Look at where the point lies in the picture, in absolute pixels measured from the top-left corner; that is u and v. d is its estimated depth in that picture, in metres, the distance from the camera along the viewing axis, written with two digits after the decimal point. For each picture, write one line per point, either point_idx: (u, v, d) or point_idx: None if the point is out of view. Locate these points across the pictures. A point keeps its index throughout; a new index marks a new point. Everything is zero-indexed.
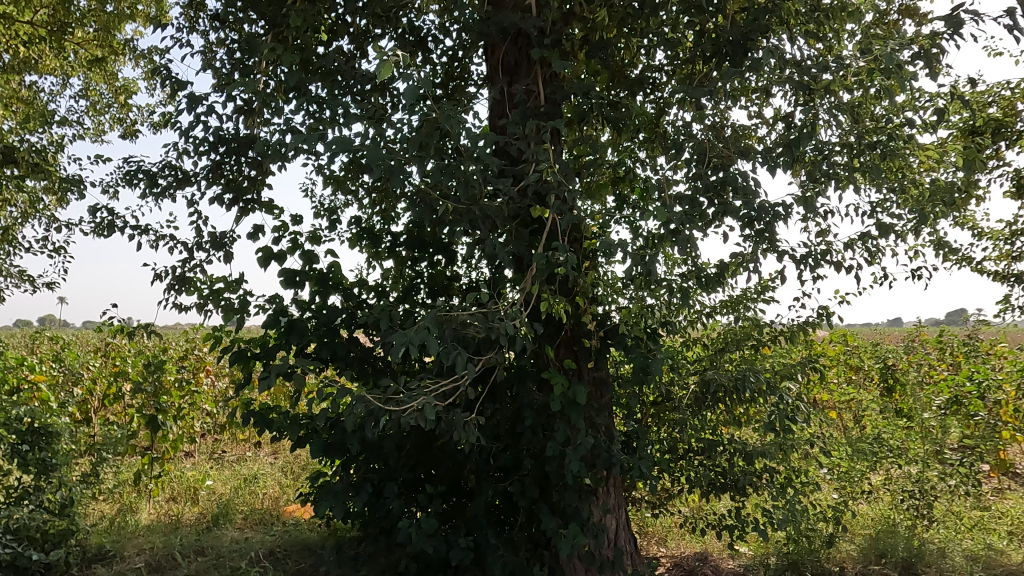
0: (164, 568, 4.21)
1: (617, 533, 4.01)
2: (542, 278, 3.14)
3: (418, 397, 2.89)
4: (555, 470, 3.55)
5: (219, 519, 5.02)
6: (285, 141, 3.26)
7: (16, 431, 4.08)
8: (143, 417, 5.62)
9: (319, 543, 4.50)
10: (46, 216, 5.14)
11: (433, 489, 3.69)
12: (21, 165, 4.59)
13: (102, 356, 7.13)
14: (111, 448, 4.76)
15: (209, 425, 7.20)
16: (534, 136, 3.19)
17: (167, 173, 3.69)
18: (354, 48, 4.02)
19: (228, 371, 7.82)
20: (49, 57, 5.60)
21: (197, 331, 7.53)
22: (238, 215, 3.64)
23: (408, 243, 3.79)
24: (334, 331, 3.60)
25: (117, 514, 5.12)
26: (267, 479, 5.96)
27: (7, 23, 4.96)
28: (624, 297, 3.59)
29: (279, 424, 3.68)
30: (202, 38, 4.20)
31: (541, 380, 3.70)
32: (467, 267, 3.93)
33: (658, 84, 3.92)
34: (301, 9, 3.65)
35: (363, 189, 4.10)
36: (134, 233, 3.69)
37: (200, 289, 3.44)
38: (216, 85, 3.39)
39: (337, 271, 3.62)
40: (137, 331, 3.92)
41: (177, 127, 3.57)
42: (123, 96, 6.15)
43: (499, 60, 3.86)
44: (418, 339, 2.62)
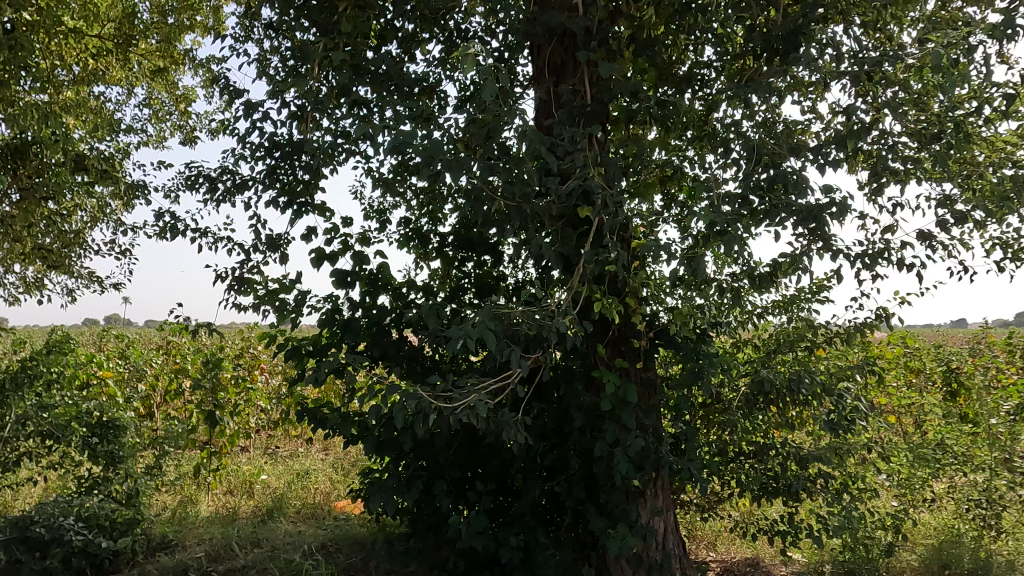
0: (222, 557, 4.34)
1: (666, 536, 3.94)
2: (589, 278, 3.15)
3: (470, 393, 2.93)
4: (602, 470, 3.55)
5: (273, 512, 5.18)
6: (336, 145, 3.37)
7: (86, 424, 4.51)
8: (202, 412, 5.89)
9: (370, 537, 4.58)
10: (113, 220, 5.38)
11: (481, 487, 3.74)
12: (90, 172, 4.84)
13: (164, 355, 7.44)
14: (172, 442, 5.00)
15: (263, 421, 7.44)
16: (580, 136, 3.20)
17: (225, 177, 3.83)
18: (402, 52, 4.10)
19: (282, 369, 8.07)
20: (116, 69, 5.80)
21: (252, 330, 7.81)
22: (292, 218, 3.73)
23: (455, 243, 3.85)
24: (385, 329, 3.66)
25: (178, 505, 5.36)
26: (319, 474, 6.13)
27: (78, 37, 5.25)
28: (672, 297, 3.56)
29: (332, 422, 3.74)
30: (255, 46, 4.32)
31: (588, 380, 3.70)
32: (513, 267, 3.97)
33: (706, 81, 3.85)
34: (352, 15, 3.74)
35: (411, 191, 4.18)
36: (195, 235, 3.84)
37: (257, 289, 3.56)
38: (270, 92, 3.53)
39: (386, 272, 3.69)
40: (196, 329, 4.05)
41: (235, 133, 3.71)
42: (183, 104, 6.40)
43: (546, 59, 3.88)
44: (475, 334, 2.64)
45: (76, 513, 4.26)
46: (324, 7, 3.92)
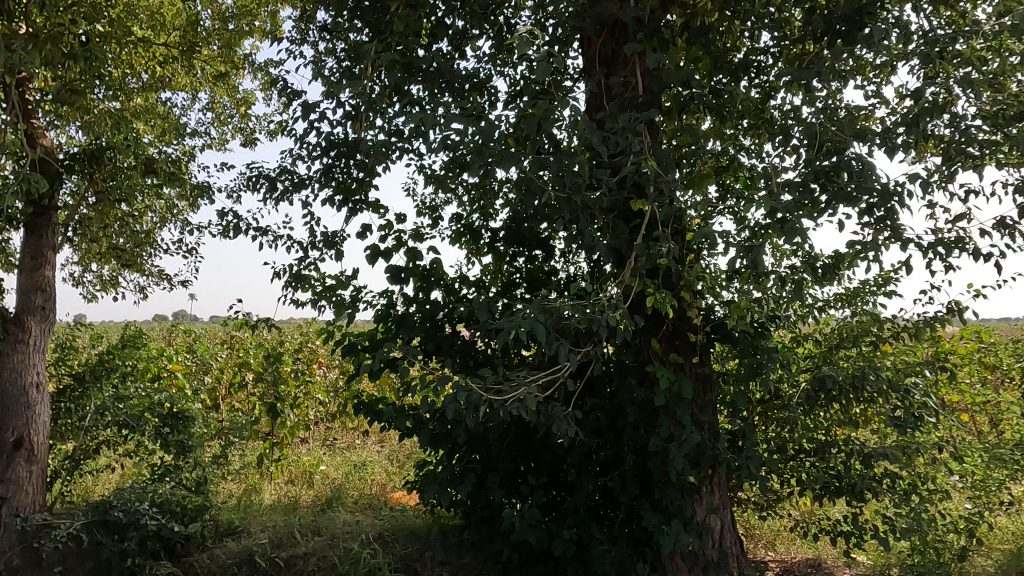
0: (285, 544, 4.49)
1: (723, 534, 3.87)
2: (641, 272, 3.11)
3: (521, 386, 2.93)
4: (657, 466, 3.51)
5: (332, 502, 5.33)
6: (389, 143, 3.44)
7: (158, 415, 4.93)
8: (265, 404, 6.13)
9: (425, 529, 4.66)
10: (180, 220, 5.63)
11: (534, 481, 3.75)
12: (159, 174, 5.07)
13: (228, 349, 7.74)
14: (237, 433, 5.35)
15: (322, 414, 7.67)
16: (633, 128, 3.16)
17: (284, 177, 3.95)
18: (453, 50, 4.14)
19: (339, 363, 8.29)
20: (182, 76, 6.03)
21: (310, 325, 8.05)
22: (348, 215, 3.82)
23: (507, 238, 3.86)
24: (438, 324, 3.72)
25: (243, 493, 5.58)
26: (375, 466, 6.27)
27: (147, 45, 5.50)
28: (729, 290, 3.48)
29: (388, 415, 3.81)
30: (311, 48, 4.43)
31: (641, 375, 3.66)
32: (564, 261, 3.96)
33: (763, 68, 3.74)
34: (404, 14, 3.80)
35: (463, 187, 4.21)
36: (256, 233, 3.98)
37: (315, 286, 3.66)
38: (327, 93, 3.63)
39: (439, 267, 3.74)
40: (258, 324, 4.19)
41: (293, 134, 3.82)
42: (244, 107, 6.62)
43: (596, 51, 3.84)
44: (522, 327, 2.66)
45: (150, 499, 4.49)
46: (377, 8, 4.00)
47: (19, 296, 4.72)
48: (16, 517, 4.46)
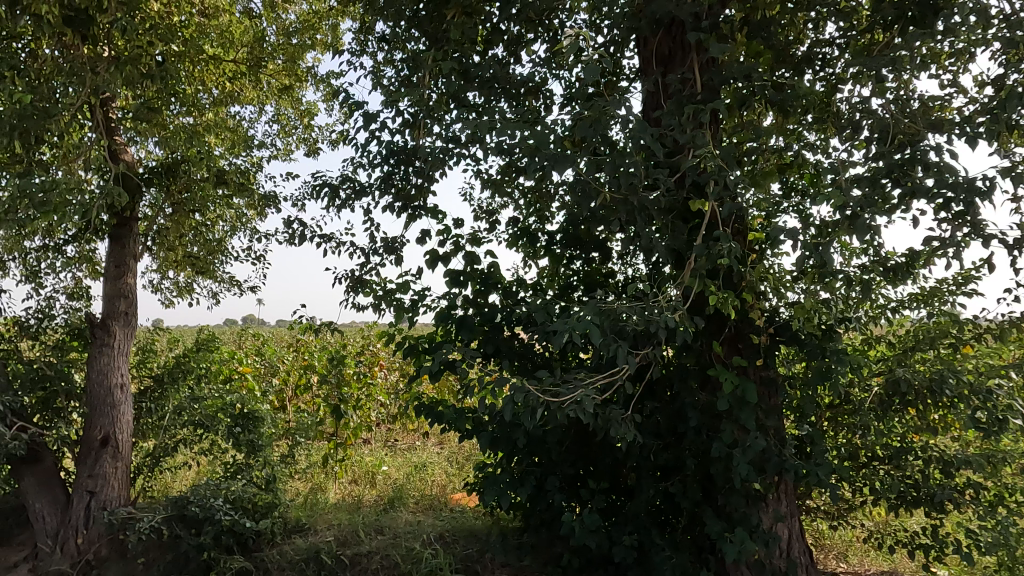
0: (350, 542, 4.61)
1: (791, 543, 3.74)
2: (702, 273, 3.05)
3: (578, 389, 2.92)
4: (720, 472, 3.44)
5: (394, 502, 5.44)
6: (447, 150, 3.50)
7: (230, 415, 5.24)
8: (329, 406, 6.33)
9: (485, 530, 4.69)
10: (249, 229, 5.86)
11: (594, 485, 3.73)
12: (229, 185, 5.31)
13: (294, 352, 8.01)
14: (303, 433, 5.56)
15: (383, 415, 7.84)
16: (691, 127, 3.11)
17: (346, 185, 4.06)
18: (508, 55, 4.17)
19: (399, 366, 8.45)
20: (249, 90, 6.27)
21: (371, 328, 8.25)
22: (407, 221, 3.89)
23: (564, 241, 3.85)
24: (497, 327, 3.74)
25: (310, 492, 5.77)
26: (436, 467, 6.37)
27: (217, 62, 5.76)
28: (794, 291, 3.37)
29: (448, 417, 3.86)
30: (370, 59, 4.55)
31: (703, 378, 3.58)
32: (622, 264, 3.93)
33: (828, 60, 3.61)
34: (460, 22, 3.85)
35: (519, 191, 4.24)
36: (320, 240, 4.10)
37: (376, 290, 3.75)
38: (386, 102, 3.72)
39: (497, 271, 3.77)
40: (322, 328, 4.31)
41: (354, 143, 3.92)
42: (307, 118, 6.84)
43: (652, 51, 3.80)
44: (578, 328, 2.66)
45: (223, 495, 4.69)
46: (433, 16, 4.07)
47: (105, 303, 5.04)
48: (103, 510, 4.75)
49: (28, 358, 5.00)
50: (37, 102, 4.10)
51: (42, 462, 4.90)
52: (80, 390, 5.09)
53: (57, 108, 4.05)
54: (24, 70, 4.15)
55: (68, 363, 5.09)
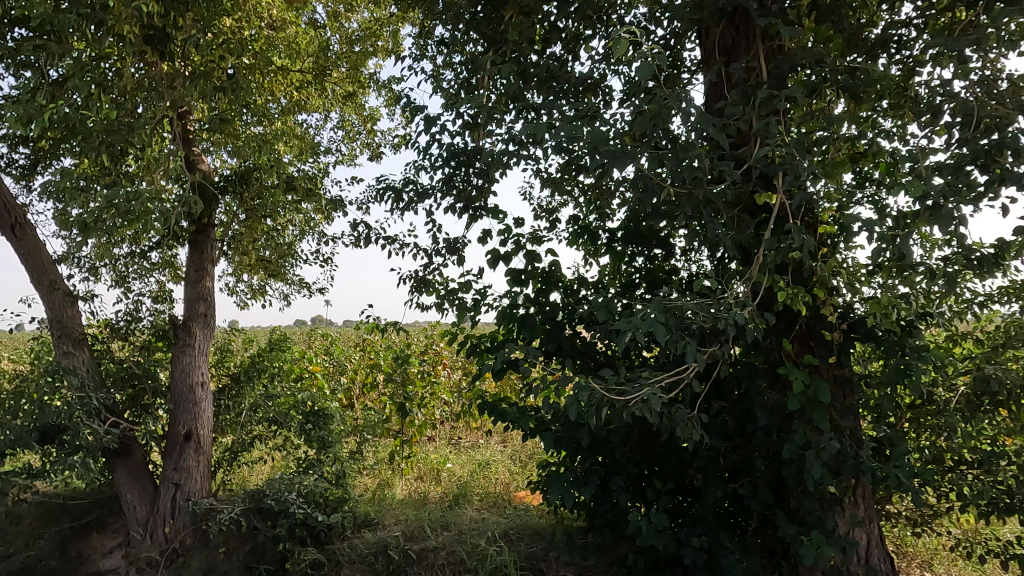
0: (417, 537, 4.71)
1: (870, 550, 3.57)
2: (770, 269, 2.95)
3: (644, 388, 2.88)
4: (792, 474, 3.32)
5: (459, 499, 5.53)
6: (506, 150, 3.52)
7: (302, 412, 5.47)
8: (395, 404, 6.49)
9: (550, 528, 4.70)
10: (317, 232, 6.07)
11: (660, 486, 3.68)
12: (298, 191, 5.52)
13: (361, 351, 8.25)
14: (371, 430, 5.72)
15: (447, 413, 7.97)
16: (757, 119, 3.02)
17: (408, 188, 4.14)
18: (566, 52, 4.16)
19: (461, 365, 8.57)
20: (315, 98, 6.48)
21: (434, 328, 8.40)
22: (469, 221, 3.93)
23: (626, 237, 3.81)
24: (559, 326, 3.74)
25: (378, 487, 5.93)
26: (499, 465, 6.42)
27: (285, 73, 5.98)
28: (870, 286, 3.22)
29: (511, 415, 3.88)
30: (430, 63, 4.63)
31: (773, 377, 3.47)
32: (685, 260, 3.85)
33: (904, 42, 3.43)
34: (518, 22, 3.87)
35: (579, 189, 4.22)
36: (384, 242, 4.20)
37: (439, 290, 3.81)
38: (447, 105, 3.78)
39: (558, 269, 3.77)
40: (387, 327, 4.41)
41: (416, 147, 4.00)
42: (370, 123, 7.01)
43: (715, 41, 3.71)
44: (644, 326, 2.63)
45: (297, 489, 4.88)
46: (492, 18, 4.10)
47: (186, 305, 5.33)
48: (188, 501, 5.02)
49: (119, 357, 5.35)
50: (122, 117, 4.37)
51: (133, 455, 5.22)
52: (165, 387, 5.40)
53: (140, 123, 4.31)
54: (110, 87, 4.42)
55: (154, 362, 5.41)
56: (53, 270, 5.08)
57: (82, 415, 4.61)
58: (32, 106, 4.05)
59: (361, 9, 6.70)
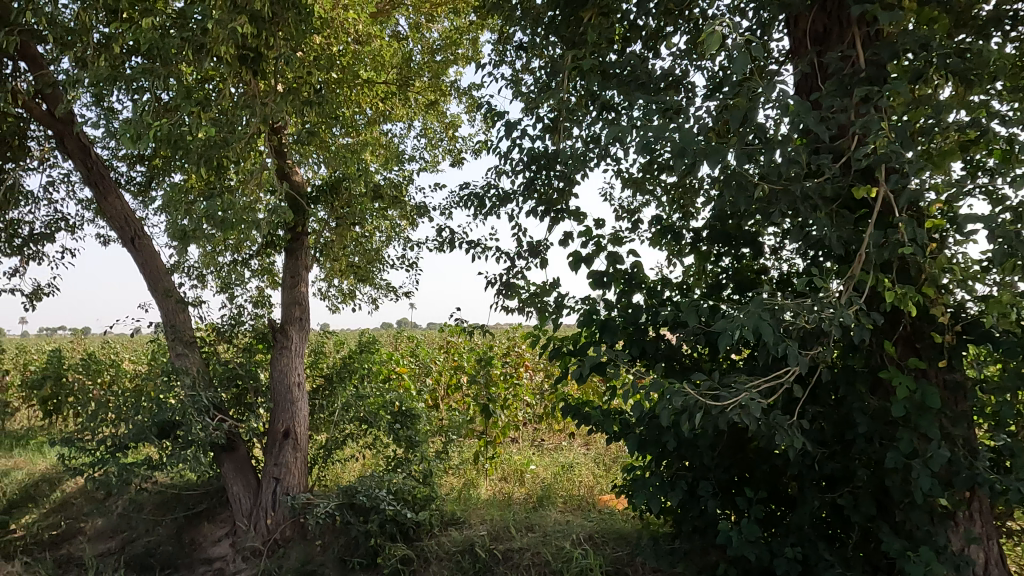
0: (502, 537, 4.76)
1: (987, 569, 3.30)
2: (871, 267, 2.80)
3: (740, 392, 2.79)
4: (897, 484, 3.13)
5: (543, 500, 5.56)
6: (586, 152, 3.52)
7: (391, 412, 5.67)
8: (479, 405, 6.62)
9: (636, 533, 4.64)
10: (403, 238, 6.27)
11: (751, 493, 3.55)
12: (384, 199, 5.74)
13: (445, 353, 8.46)
14: (456, 430, 5.85)
15: (530, 415, 8.03)
16: (853, 109, 2.87)
17: (491, 193, 4.21)
18: (647, 50, 4.10)
19: (544, 367, 8.60)
20: (399, 107, 6.68)
21: (516, 330, 8.49)
22: (550, 224, 3.94)
23: (712, 237, 3.71)
24: (642, 329, 3.67)
25: (463, 487, 6.05)
26: (583, 468, 6.40)
27: (371, 85, 6.22)
28: (985, 284, 2.98)
29: (595, 418, 3.85)
30: (509, 68, 4.68)
31: (874, 381, 3.28)
32: (776, 259, 3.71)
33: (1022, 18, 3.15)
34: (597, 23, 3.86)
35: (661, 188, 4.15)
36: (468, 247, 4.29)
37: (522, 293, 3.85)
38: (527, 110, 3.82)
39: (640, 271, 3.71)
40: (471, 330, 4.50)
41: (498, 152, 4.07)
42: (451, 130, 7.16)
43: (805, 30, 3.55)
44: (749, 322, 2.60)
45: (387, 487, 5.06)
46: (570, 21, 4.11)
47: (283, 310, 5.64)
48: (287, 495, 5.30)
49: (225, 358, 5.73)
50: (222, 133, 4.67)
51: (238, 451, 5.58)
52: (266, 387, 5.74)
53: (235, 137, 4.59)
54: (211, 106, 4.73)
55: (255, 363, 5.77)
56: (167, 278, 5.52)
57: (194, 412, 4.98)
58: (143, 125, 4.39)
59: (442, 18, 6.87)
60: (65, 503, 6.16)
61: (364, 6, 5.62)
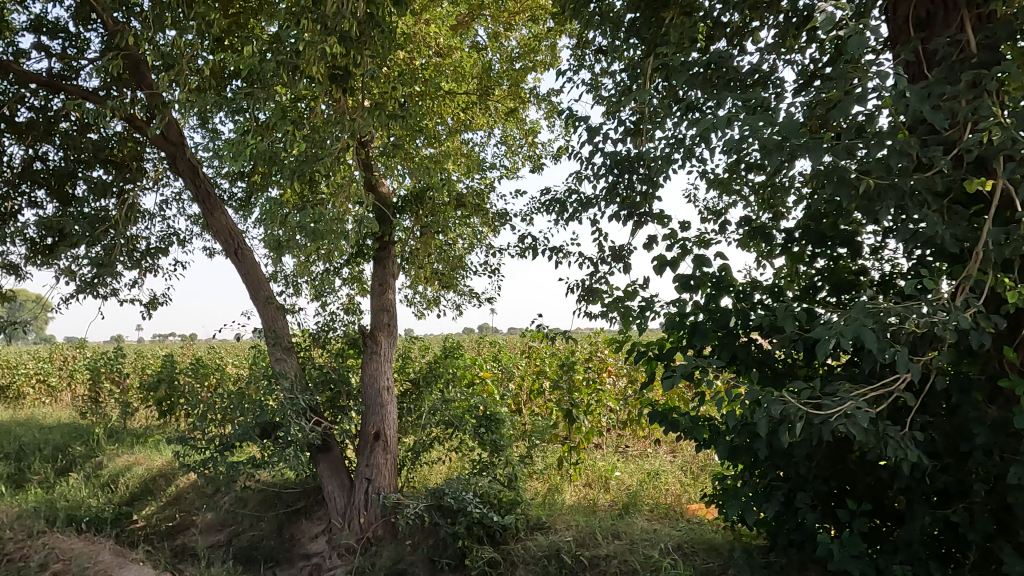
0: (588, 543, 4.73)
1: None
2: (987, 267, 2.60)
3: (844, 401, 2.66)
4: (1021, 502, 2.89)
5: (629, 507, 5.49)
6: (670, 153, 3.46)
7: (476, 416, 5.74)
8: (562, 410, 6.64)
9: (728, 544, 4.49)
10: (485, 245, 6.38)
11: (854, 507, 3.37)
12: (467, 207, 5.88)
13: (527, 358, 8.52)
14: (540, 435, 5.89)
15: (613, 421, 7.95)
16: (964, 96, 2.67)
17: (572, 198, 4.21)
18: (732, 47, 3.99)
19: (627, 372, 8.50)
20: (480, 116, 6.80)
21: (598, 335, 8.44)
22: (633, 228, 3.90)
23: (805, 237, 3.55)
24: (732, 333, 3.56)
25: (548, 492, 6.06)
26: (669, 476, 6.25)
27: (452, 96, 6.36)
28: None
29: (683, 425, 3.76)
30: (588, 72, 4.67)
31: (992, 389, 3.04)
32: (876, 259, 3.52)
33: None
34: (680, 22, 3.79)
35: (749, 188, 4.02)
36: (551, 253, 4.31)
37: (605, 298, 3.83)
38: (608, 114, 3.82)
39: (729, 273, 3.60)
40: (554, 336, 4.51)
41: (579, 157, 4.07)
42: (531, 136, 7.21)
43: (905, 16, 3.35)
44: (849, 331, 2.48)
45: (473, 490, 5.14)
46: (651, 22, 4.06)
47: (372, 316, 5.87)
48: (378, 495, 5.50)
49: (319, 363, 6.01)
50: (313, 149, 4.90)
51: (332, 451, 5.83)
52: (358, 391, 5.98)
53: (326, 152, 4.81)
54: (304, 123, 4.98)
55: (347, 368, 6.02)
56: (266, 287, 5.87)
57: (293, 413, 5.26)
58: (243, 145, 4.69)
59: (519, 26, 6.96)
60: (179, 496, 6.64)
61: (445, 19, 5.76)
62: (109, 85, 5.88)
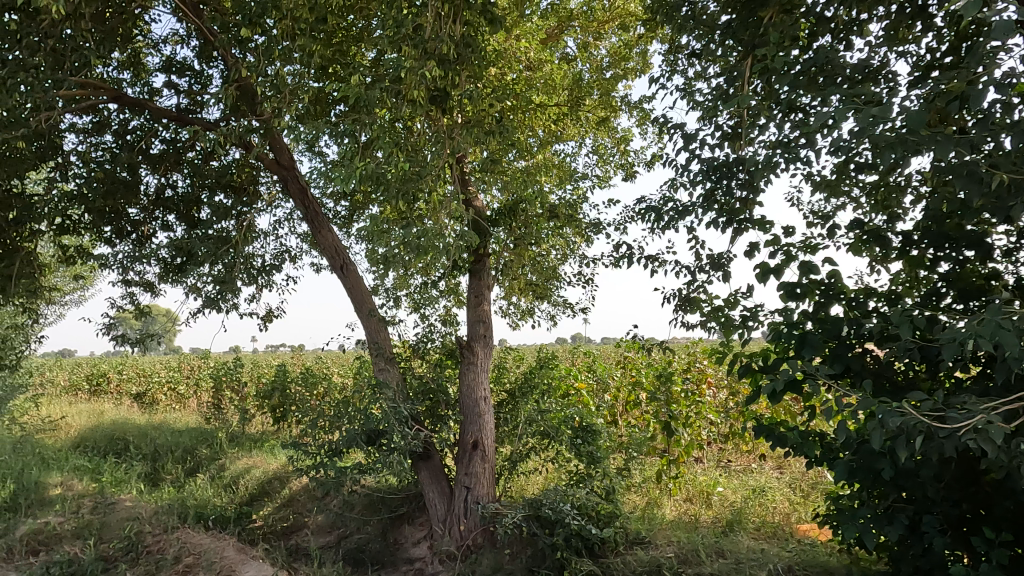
0: (691, 561, 4.60)
1: None
2: None
3: (979, 410, 2.46)
4: None
5: (733, 525, 5.28)
6: (772, 155, 3.34)
7: (571, 427, 5.75)
8: (660, 422, 6.52)
9: (845, 568, 4.22)
10: (578, 255, 6.39)
11: (991, 534, 3.09)
12: (559, 218, 5.93)
13: (623, 369, 8.41)
14: (637, 448, 5.80)
15: (715, 434, 7.68)
16: None
17: (667, 206, 4.14)
18: (838, 43, 3.79)
19: (728, 383, 8.20)
20: (571, 127, 6.83)
21: (696, 344, 8.21)
22: (733, 235, 3.77)
23: (925, 240, 3.31)
24: (845, 343, 3.37)
25: (646, 506, 5.95)
26: (777, 493, 5.96)
27: (543, 109, 6.42)
28: None
29: (792, 439, 3.58)
30: (682, 77, 4.59)
31: None
32: (1009, 262, 3.23)
33: None
34: (780, 21, 3.65)
35: (860, 189, 3.80)
36: (645, 262, 4.26)
37: (704, 307, 3.74)
38: (704, 119, 3.74)
39: (839, 280, 3.42)
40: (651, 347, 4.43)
41: (674, 165, 4.01)
42: (623, 145, 7.15)
43: None
44: (987, 329, 2.30)
45: (571, 501, 5.12)
46: (749, 22, 3.92)
47: (469, 327, 6.02)
48: (478, 503, 5.60)
49: (419, 373, 6.22)
50: (413, 167, 5.11)
51: (432, 460, 6.00)
52: (456, 401, 6.13)
53: (425, 171, 5.01)
54: (403, 144, 5.21)
55: (446, 378, 6.19)
56: (369, 300, 6.15)
57: (396, 422, 5.47)
58: (348, 168, 4.97)
59: (609, 35, 6.94)
60: (292, 499, 7.05)
61: (535, 34, 5.84)
62: (229, 116, 6.41)
